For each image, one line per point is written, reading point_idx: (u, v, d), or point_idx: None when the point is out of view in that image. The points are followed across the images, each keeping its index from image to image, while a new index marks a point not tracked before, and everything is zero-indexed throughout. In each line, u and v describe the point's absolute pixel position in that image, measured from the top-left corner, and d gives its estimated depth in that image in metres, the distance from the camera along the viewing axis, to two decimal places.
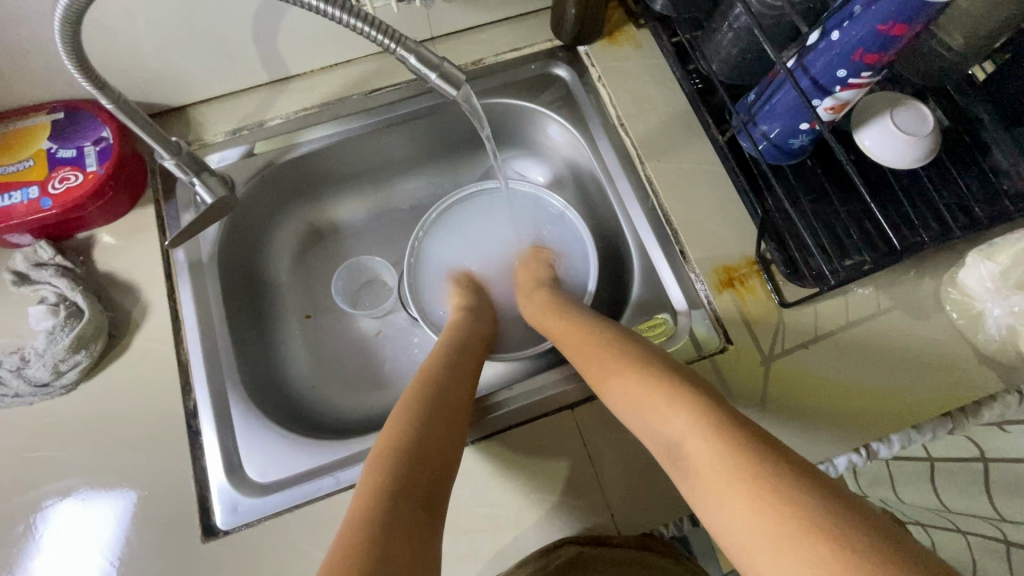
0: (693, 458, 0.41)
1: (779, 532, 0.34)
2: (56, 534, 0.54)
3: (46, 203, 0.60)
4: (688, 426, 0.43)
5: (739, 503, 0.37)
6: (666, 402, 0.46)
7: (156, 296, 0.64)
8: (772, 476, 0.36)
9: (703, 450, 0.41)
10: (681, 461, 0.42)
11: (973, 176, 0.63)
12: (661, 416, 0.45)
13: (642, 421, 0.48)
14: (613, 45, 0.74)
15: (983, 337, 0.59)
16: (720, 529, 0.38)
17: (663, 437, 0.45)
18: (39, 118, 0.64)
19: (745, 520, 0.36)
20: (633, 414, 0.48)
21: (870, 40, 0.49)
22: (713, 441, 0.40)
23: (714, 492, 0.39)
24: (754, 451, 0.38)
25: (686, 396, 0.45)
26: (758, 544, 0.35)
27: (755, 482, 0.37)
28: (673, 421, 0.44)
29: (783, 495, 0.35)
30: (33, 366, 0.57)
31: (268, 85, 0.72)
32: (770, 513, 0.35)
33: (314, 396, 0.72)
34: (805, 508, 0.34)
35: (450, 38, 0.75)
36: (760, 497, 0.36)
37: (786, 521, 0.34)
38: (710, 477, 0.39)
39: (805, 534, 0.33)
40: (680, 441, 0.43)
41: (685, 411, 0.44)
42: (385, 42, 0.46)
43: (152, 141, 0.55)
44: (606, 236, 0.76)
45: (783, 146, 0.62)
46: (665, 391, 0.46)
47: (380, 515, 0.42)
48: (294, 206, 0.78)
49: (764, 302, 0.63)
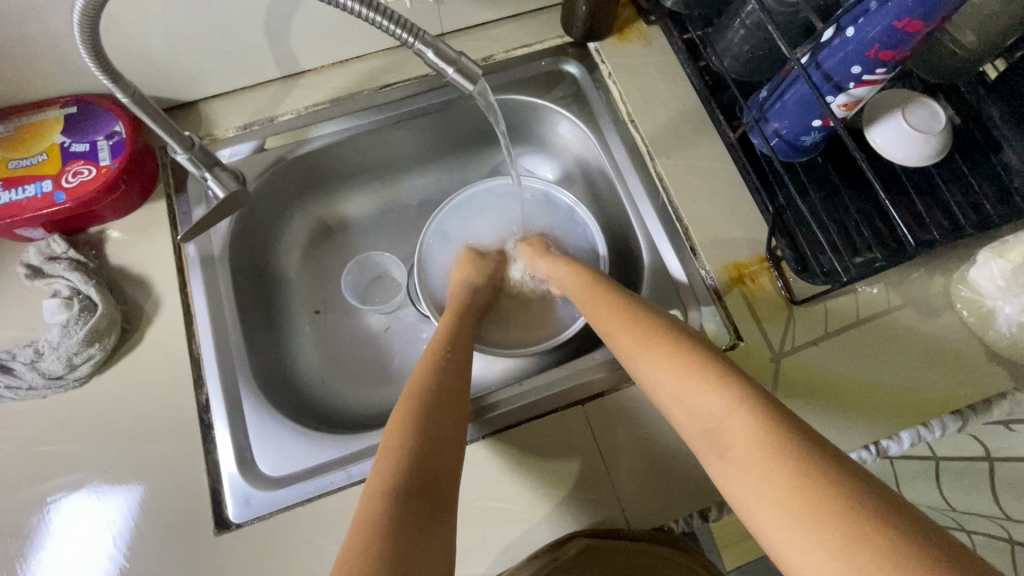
0: (731, 436, 0.40)
1: (816, 518, 0.34)
2: (70, 525, 0.55)
3: (59, 197, 0.60)
4: (728, 405, 0.42)
5: (778, 485, 0.36)
6: (705, 380, 0.45)
7: (167, 290, 0.64)
8: (811, 464, 0.36)
9: (743, 431, 0.40)
10: (715, 437, 0.42)
11: (985, 173, 0.62)
12: (697, 392, 0.45)
13: (674, 397, 0.47)
14: (624, 42, 0.74)
15: (993, 334, 0.59)
16: (748, 511, 0.38)
17: (694, 414, 0.44)
18: (52, 112, 0.64)
19: (778, 503, 0.36)
20: (665, 388, 0.48)
21: (886, 36, 0.49)
22: (756, 423, 0.40)
23: (748, 472, 0.38)
24: (792, 438, 0.38)
25: (725, 376, 0.44)
26: (788, 529, 0.35)
27: (795, 467, 0.36)
28: (710, 399, 0.43)
29: (824, 481, 0.35)
30: (46, 359, 0.58)
31: (279, 80, 0.72)
32: (805, 500, 0.35)
33: (323, 391, 0.72)
34: (843, 496, 0.34)
35: (461, 34, 0.75)
36: (801, 482, 0.35)
37: (823, 509, 0.34)
38: (746, 458, 0.39)
39: (843, 521, 0.33)
40: (716, 420, 0.42)
41: (724, 392, 0.43)
42: (403, 36, 0.46)
43: (167, 135, 0.56)
44: (615, 233, 0.76)
45: (794, 143, 0.63)
46: (702, 371, 0.46)
47: (386, 514, 0.42)
48: (304, 201, 0.78)
49: (775, 299, 0.63)
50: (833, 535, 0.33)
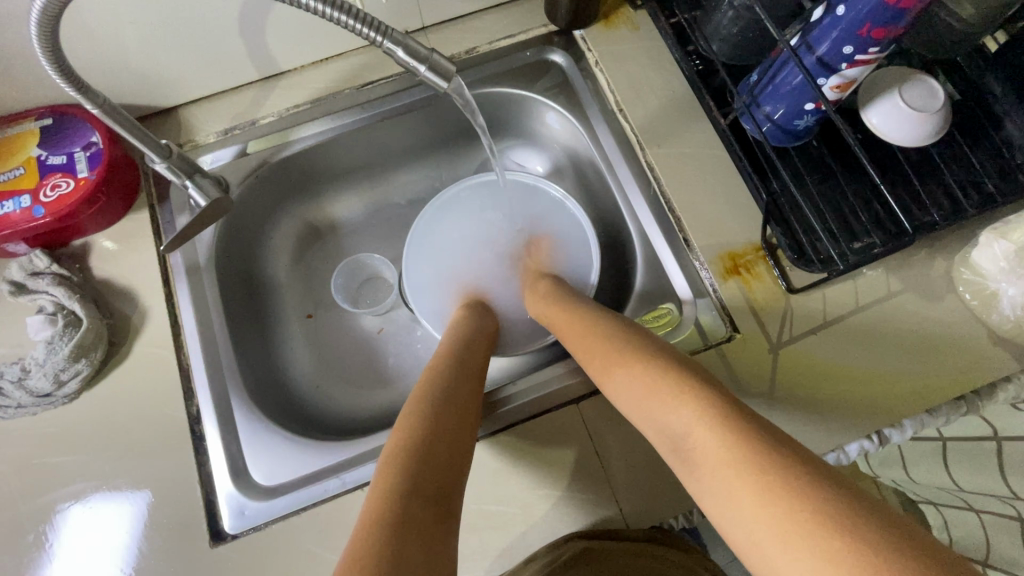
0: (697, 452, 0.40)
1: (791, 532, 0.32)
2: (67, 541, 0.54)
3: (38, 212, 0.60)
4: (693, 418, 0.41)
5: (749, 497, 0.35)
6: (669, 393, 0.44)
7: (154, 301, 0.63)
8: (780, 466, 0.35)
9: (706, 446, 0.39)
10: (686, 453, 0.41)
11: (987, 149, 0.61)
12: (668, 408, 0.44)
13: (645, 417, 0.46)
14: (609, 28, 0.72)
15: (997, 317, 0.58)
16: (728, 529, 0.37)
17: (669, 429, 0.43)
18: (28, 124, 0.63)
19: (753, 518, 0.35)
20: (638, 405, 0.47)
21: (878, 13, 0.47)
22: (716, 436, 0.39)
23: (721, 485, 0.37)
24: (758, 441, 0.37)
25: (690, 390, 0.43)
26: (768, 539, 0.33)
27: (761, 475, 0.35)
28: (676, 414, 0.43)
29: (793, 489, 0.34)
30: (34, 376, 0.57)
31: (258, 83, 0.71)
32: (775, 512, 0.33)
33: (317, 396, 0.71)
34: (814, 503, 0.33)
35: (441, 28, 0.73)
36: (771, 491, 0.34)
37: (793, 521, 0.32)
38: (715, 473, 0.38)
39: (817, 531, 0.31)
40: (684, 435, 0.42)
41: (685, 406, 0.42)
42: (371, 35, 0.44)
43: (141, 144, 0.54)
44: (608, 226, 0.75)
45: (787, 127, 0.61)
46: (669, 382, 0.45)
47: (397, 514, 0.40)
48: (291, 204, 0.77)
49: (771, 288, 0.61)
50: (808, 547, 0.31)
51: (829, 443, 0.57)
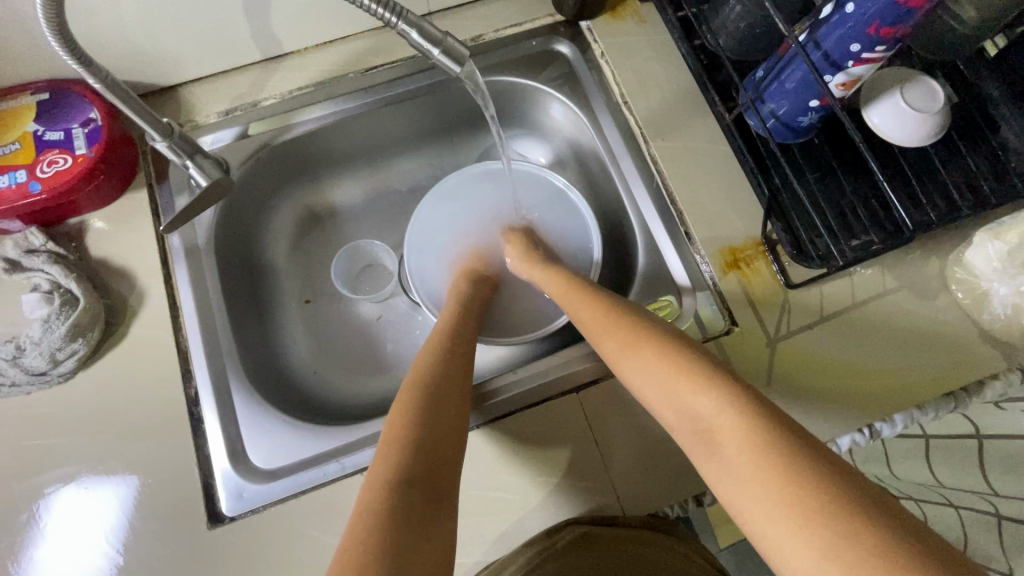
0: (719, 435, 0.41)
1: (806, 517, 0.33)
2: (61, 520, 0.54)
3: (34, 187, 0.58)
4: (717, 404, 0.42)
5: (767, 482, 0.36)
6: (693, 379, 0.45)
7: (152, 282, 0.62)
8: (799, 456, 0.36)
9: (732, 429, 0.40)
10: (708, 436, 0.41)
11: (983, 153, 0.62)
12: (689, 393, 0.44)
13: (665, 396, 0.46)
14: (615, 20, 0.72)
15: (988, 316, 0.59)
16: (740, 508, 0.38)
17: (690, 413, 0.44)
18: (24, 98, 0.62)
19: (767, 500, 0.35)
20: (659, 385, 0.47)
21: (888, 12, 0.47)
22: (743, 420, 0.40)
23: (739, 470, 0.38)
24: (780, 431, 0.38)
25: (715, 377, 0.44)
26: (782, 526, 0.34)
27: (780, 463, 0.36)
28: (700, 399, 0.43)
29: (812, 477, 0.35)
30: (29, 355, 0.56)
31: (262, 64, 0.70)
32: (792, 496, 0.34)
33: (316, 381, 0.71)
34: (832, 491, 0.34)
35: (448, 14, 0.73)
36: (792, 477, 0.35)
37: (811, 507, 0.33)
38: (737, 455, 0.38)
39: (835, 517, 0.32)
40: (705, 418, 0.42)
41: (712, 392, 0.43)
42: (386, 16, 0.44)
43: (143, 123, 0.53)
44: (609, 218, 0.75)
45: (791, 124, 0.61)
46: (690, 369, 0.46)
47: (389, 505, 0.40)
48: (290, 188, 0.76)
49: (770, 283, 0.62)
50: (822, 531, 0.32)
51: (823, 436, 0.58)
